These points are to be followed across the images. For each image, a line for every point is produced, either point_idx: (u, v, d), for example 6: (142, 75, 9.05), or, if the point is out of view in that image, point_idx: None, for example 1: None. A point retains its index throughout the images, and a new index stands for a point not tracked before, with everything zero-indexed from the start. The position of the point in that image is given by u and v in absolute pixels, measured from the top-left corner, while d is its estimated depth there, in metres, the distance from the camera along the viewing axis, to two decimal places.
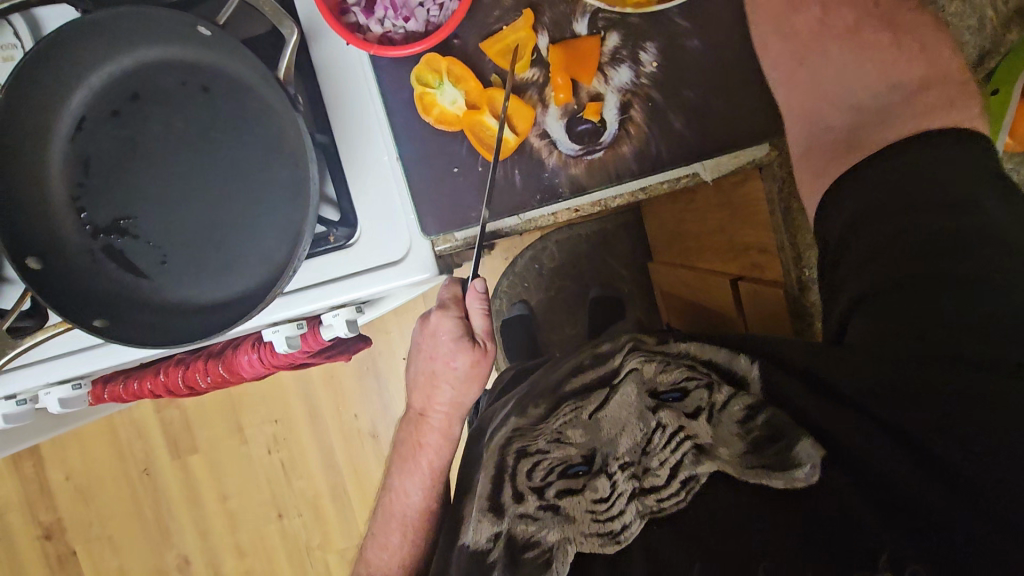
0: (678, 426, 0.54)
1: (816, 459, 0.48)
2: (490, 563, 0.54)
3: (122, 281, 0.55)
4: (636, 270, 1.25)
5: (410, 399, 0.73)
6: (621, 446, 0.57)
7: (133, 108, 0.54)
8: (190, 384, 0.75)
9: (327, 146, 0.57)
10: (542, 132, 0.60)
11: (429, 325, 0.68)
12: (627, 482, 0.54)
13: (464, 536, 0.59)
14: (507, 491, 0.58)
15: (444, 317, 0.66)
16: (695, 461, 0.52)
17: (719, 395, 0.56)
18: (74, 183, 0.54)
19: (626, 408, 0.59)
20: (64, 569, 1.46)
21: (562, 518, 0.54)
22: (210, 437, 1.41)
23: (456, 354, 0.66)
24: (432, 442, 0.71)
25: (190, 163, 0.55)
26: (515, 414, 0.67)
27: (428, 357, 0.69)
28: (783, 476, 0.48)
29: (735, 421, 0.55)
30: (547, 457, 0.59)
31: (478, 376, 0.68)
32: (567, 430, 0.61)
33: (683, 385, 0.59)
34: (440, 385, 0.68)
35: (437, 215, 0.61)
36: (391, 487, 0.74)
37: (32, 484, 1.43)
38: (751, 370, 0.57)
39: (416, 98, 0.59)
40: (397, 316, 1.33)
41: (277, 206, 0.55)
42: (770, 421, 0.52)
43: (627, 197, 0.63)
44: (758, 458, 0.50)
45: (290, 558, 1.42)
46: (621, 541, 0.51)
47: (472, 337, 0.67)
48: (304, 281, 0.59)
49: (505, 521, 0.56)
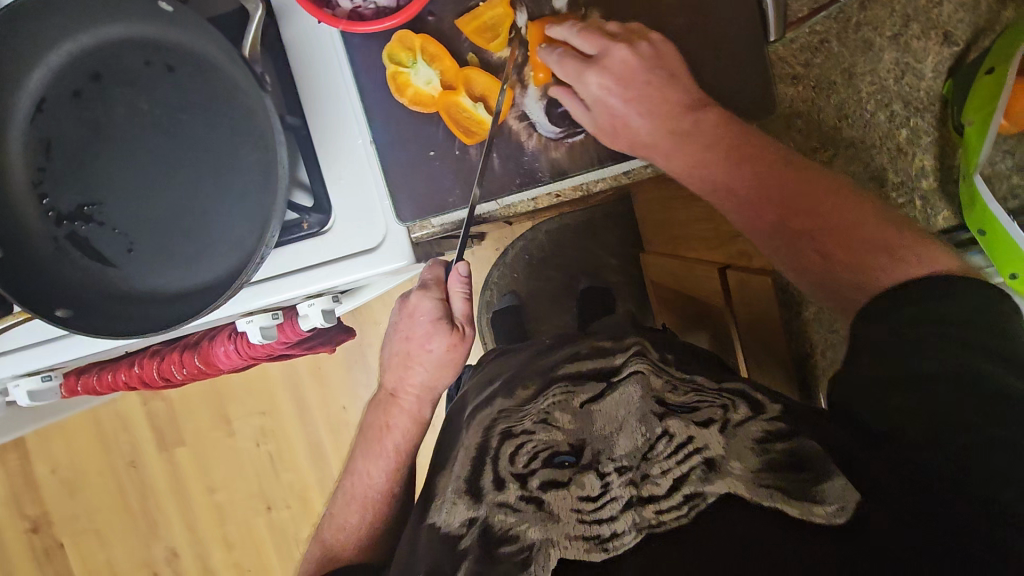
0: (687, 437, 0.49)
1: (847, 502, 0.45)
2: (462, 550, 0.49)
3: (87, 270, 0.53)
4: (625, 260, 1.23)
5: (383, 378, 0.72)
6: (619, 447, 0.51)
7: (96, 88, 0.52)
8: (166, 376, 0.73)
9: (298, 129, 0.55)
10: (520, 114, 0.58)
11: (407, 305, 0.66)
12: (623, 488, 0.48)
13: (436, 515, 0.56)
14: (488, 477, 0.54)
15: (424, 297, 0.64)
16: (704, 478, 0.47)
17: (735, 414, 0.51)
18: (34, 167, 0.52)
19: (626, 406, 0.53)
20: (50, 563, 1.44)
21: (545, 514, 0.49)
22: (197, 429, 1.39)
23: (432, 336, 0.65)
24: (400, 424, 0.71)
25: (158, 147, 0.52)
26: (500, 395, 0.62)
27: (404, 338, 0.67)
28: (801, 506, 0.45)
29: (751, 438, 0.49)
30: (533, 439, 0.54)
31: (453, 360, 0.67)
32: (554, 412, 0.55)
33: (695, 402, 0.53)
34: (414, 365, 0.67)
35: (413, 200, 0.59)
36: (355, 470, 0.74)
37: (17, 477, 1.42)
38: (772, 404, 0.53)
39: (389, 77, 0.57)
40: (384, 306, 1.31)
41: (246, 191, 0.53)
42: (793, 450, 0.48)
43: (609, 181, 0.62)
44: (774, 481, 0.47)
45: (278, 551, 1.41)
46: (609, 549, 0.46)
47: (449, 320, 0.65)
48: (277, 270, 0.57)
49: (483, 506, 0.52)
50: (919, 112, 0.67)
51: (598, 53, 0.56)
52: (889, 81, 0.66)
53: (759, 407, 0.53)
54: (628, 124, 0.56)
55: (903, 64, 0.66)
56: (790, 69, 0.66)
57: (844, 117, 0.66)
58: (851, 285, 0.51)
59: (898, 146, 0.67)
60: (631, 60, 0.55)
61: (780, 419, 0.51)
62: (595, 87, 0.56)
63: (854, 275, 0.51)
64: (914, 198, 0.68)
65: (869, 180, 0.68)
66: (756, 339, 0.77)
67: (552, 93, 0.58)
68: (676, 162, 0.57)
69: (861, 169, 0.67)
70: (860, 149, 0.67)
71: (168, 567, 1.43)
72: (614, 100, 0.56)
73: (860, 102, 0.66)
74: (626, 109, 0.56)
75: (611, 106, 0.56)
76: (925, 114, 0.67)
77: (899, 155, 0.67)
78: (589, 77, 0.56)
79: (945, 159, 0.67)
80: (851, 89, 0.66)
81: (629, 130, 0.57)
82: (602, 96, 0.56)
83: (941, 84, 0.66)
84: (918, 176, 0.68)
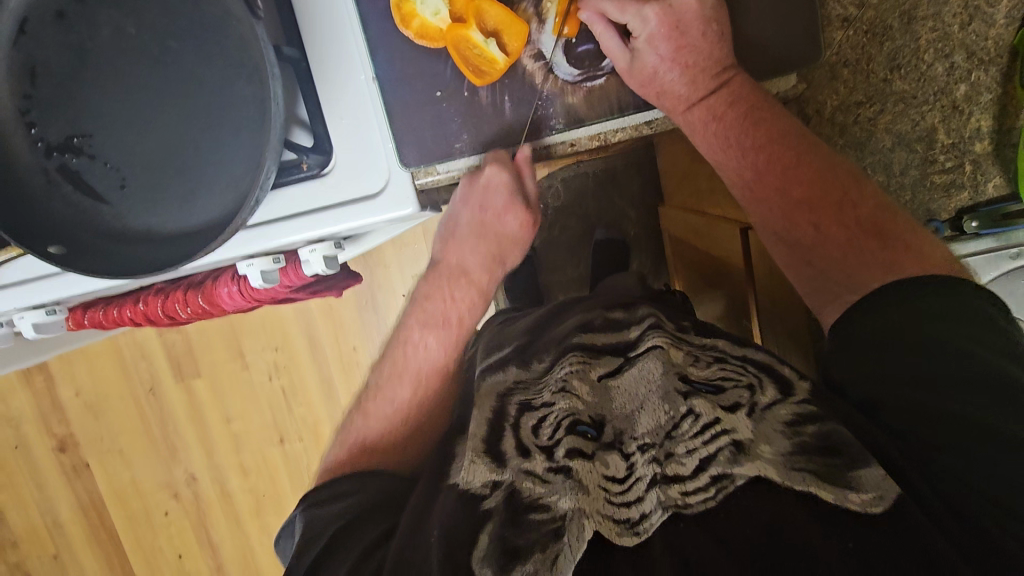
0: (714, 417, 0.46)
1: (886, 491, 0.42)
2: (484, 512, 0.47)
3: (79, 205, 0.51)
4: (645, 212, 1.18)
5: (442, 252, 0.66)
6: (641, 426, 0.48)
7: (82, 8, 0.48)
8: (170, 314, 0.73)
9: (298, 61, 0.51)
10: (535, 53, 0.55)
11: (478, 180, 0.59)
12: (647, 466, 0.44)
13: (453, 474, 0.52)
14: (508, 442, 0.52)
15: (502, 171, 0.57)
16: (733, 459, 0.43)
17: (763, 397, 0.49)
18: (20, 94, 0.48)
19: (645, 384, 0.51)
20: (78, 478, 1.51)
21: (574, 484, 0.45)
22: (212, 361, 1.42)
23: (510, 211, 0.62)
24: (466, 297, 0.65)
25: (145, 75, 0.49)
26: (515, 364, 0.64)
27: (477, 210, 0.61)
28: (835, 491, 0.41)
29: (781, 421, 0.47)
30: (553, 410, 0.52)
31: (523, 236, 0.66)
32: (573, 381, 0.54)
33: (720, 381, 0.51)
34: (487, 239, 0.64)
35: (419, 145, 0.56)
36: (408, 338, 0.66)
37: (44, 398, 1.47)
38: (800, 383, 0.52)
39: (393, 6, 0.53)
40: (397, 250, 1.29)
41: (242, 127, 0.50)
42: (828, 434, 0.45)
43: (630, 131, 0.60)
44: (808, 465, 0.43)
45: (292, 480, 1.46)
46: (639, 534, 0.42)
47: (526, 197, 0.61)
48: (274, 213, 0.54)
49: (508, 472, 0.49)
50: (983, 65, 0.63)
51: None
52: (953, 27, 0.62)
53: (788, 390, 0.51)
54: (665, 76, 0.54)
55: (971, 8, 0.62)
56: (844, 9, 0.58)
57: (897, 68, 0.63)
58: (836, 261, 0.53)
59: (954, 102, 0.65)
60: (694, 5, 0.53)
61: (810, 403, 0.49)
62: (650, 27, 0.53)
63: (841, 255, 0.53)
64: (964, 162, 0.66)
65: (918, 139, 0.66)
66: (772, 300, 0.76)
67: (583, 17, 0.54)
68: (698, 114, 0.56)
69: (909, 127, 0.66)
70: (910, 104, 0.65)
71: (188, 489, 1.49)
72: (659, 47, 0.54)
73: (917, 52, 0.63)
74: (672, 60, 0.54)
75: (651, 52, 0.54)
76: (989, 68, 0.63)
77: (953, 113, 0.65)
78: (647, 13, 0.53)
79: (1004, 119, 0.64)
80: (908, 35, 0.62)
81: (660, 82, 0.55)
82: (654, 37, 0.53)
83: (1011, 34, 0.62)
84: (973, 137, 0.65)
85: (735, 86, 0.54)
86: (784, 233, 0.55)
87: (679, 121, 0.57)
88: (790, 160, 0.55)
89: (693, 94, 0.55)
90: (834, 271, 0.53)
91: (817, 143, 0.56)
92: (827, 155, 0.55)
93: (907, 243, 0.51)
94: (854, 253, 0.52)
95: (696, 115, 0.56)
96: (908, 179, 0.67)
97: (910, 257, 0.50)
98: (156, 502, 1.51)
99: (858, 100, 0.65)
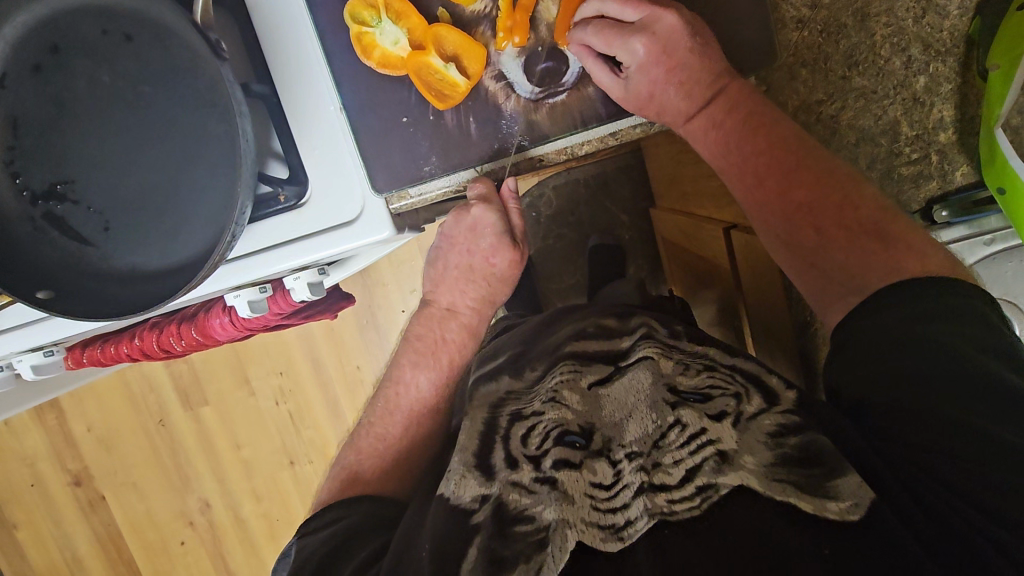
0: (701, 427, 0.46)
1: (861, 499, 0.41)
2: (474, 526, 0.47)
3: (66, 249, 0.52)
4: (636, 215, 1.18)
5: (433, 293, 0.67)
6: (629, 433, 0.49)
7: (56, 61, 0.49)
8: (166, 347, 0.75)
9: (268, 97, 0.53)
10: (496, 73, 0.56)
11: (465, 219, 0.61)
12: (634, 474, 0.45)
13: (442, 486, 0.52)
14: (499, 455, 0.52)
15: (489, 211, 0.59)
16: (717, 469, 0.43)
17: (749, 406, 0.49)
18: (4, 146, 0.49)
19: (635, 393, 0.52)
20: (94, 513, 1.52)
21: (560, 494, 0.46)
22: (218, 390, 1.43)
23: (498, 251, 0.63)
24: (455, 338, 0.66)
25: (121, 120, 0.51)
26: (508, 373, 0.65)
27: (464, 251, 0.63)
28: (814, 501, 0.41)
29: (765, 432, 0.46)
30: (542, 420, 0.52)
31: (513, 275, 0.66)
32: (563, 391, 0.54)
33: (707, 390, 0.51)
34: (475, 280, 0.64)
35: (389, 171, 0.57)
36: (400, 378, 0.66)
37: (57, 435, 1.49)
38: (786, 392, 0.51)
39: (353, 38, 0.55)
40: (393, 269, 1.30)
41: (218, 164, 0.51)
42: (809, 445, 0.44)
43: (596, 143, 0.60)
44: (790, 476, 0.43)
45: (304, 503, 1.47)
46: (623, 539, 0.42)
47: (513, 234, 0.63)
48: (256, 245, 0.55)
49: (496, 485, 0.49)
50: (941, 57, 0.64)
51: (640, 22, 0.54)
52: (908, 21, 0.63)
53: (774, 398, 0.50)
54: (660, 96, 0.55)
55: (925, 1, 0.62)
56: (797, 11, 0.60)
57: (855, 65, 0.64)
58: (839, 263, 0.49)
59: (915, 95, 0.65)
60: (679, 26, 0.53)
61: (795, 412, 0.48)
62: (639, 57, 0.54)
63: (845, 256, 0.49)
64: (931, 153, 0.66)
65: (882, 133, 0.67)
66: (756, 299, 0.77)
67: (572, 52, 0.55)
68: (698, 124, 0.57)
69: (873, 122, 0.66)
70: (871, 99, 0.65)
71: (202, 517, 1.50)
72: (651, 72, 0.54)
73: (874, 48, 0.63)
74: (666, 80, 0.54)
75: (645, 78, 0.54)
76: (947, 58, 0.64)
77: (915, 105, 0.65)
78: (635, 46, 0.53)
79: (966, 107, 0.65)
80: (863, 32, 0.63)
81: (658, 103, 0.56)
82: (644, 66, 0.54)
83: (966, 24, 0.63)
84: (937, 128, 0.66)
85: (732, 93, 0.54)
86: (789, 239, 0.53)
87: (681, 132, 0.58)
88: (790, 166, 0.52)
89: (690, 108, 0.56)
90: (836, 276, 0.49)
91: (816, 146, 0.53)
92: (827, 156, 0.52)
93: (910, 245, 0.47)
94: (854, 256, 0.49)
95: (697, 126, 0.57)
96: (877, 173, 0.67)
97: (914, 257, 0.47)
98: (172, 531, 1.52)
99: (821, 99, 0.65)
